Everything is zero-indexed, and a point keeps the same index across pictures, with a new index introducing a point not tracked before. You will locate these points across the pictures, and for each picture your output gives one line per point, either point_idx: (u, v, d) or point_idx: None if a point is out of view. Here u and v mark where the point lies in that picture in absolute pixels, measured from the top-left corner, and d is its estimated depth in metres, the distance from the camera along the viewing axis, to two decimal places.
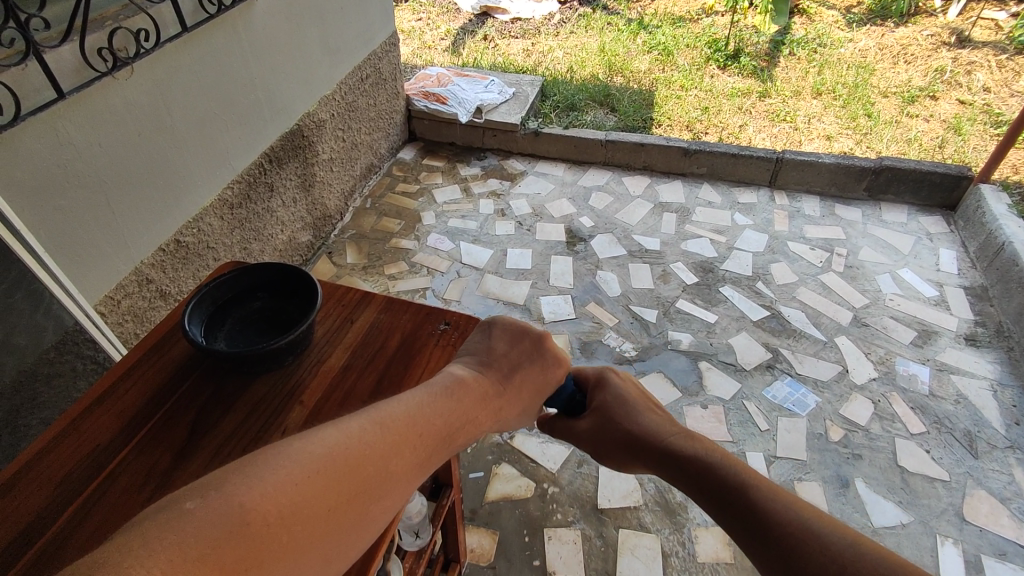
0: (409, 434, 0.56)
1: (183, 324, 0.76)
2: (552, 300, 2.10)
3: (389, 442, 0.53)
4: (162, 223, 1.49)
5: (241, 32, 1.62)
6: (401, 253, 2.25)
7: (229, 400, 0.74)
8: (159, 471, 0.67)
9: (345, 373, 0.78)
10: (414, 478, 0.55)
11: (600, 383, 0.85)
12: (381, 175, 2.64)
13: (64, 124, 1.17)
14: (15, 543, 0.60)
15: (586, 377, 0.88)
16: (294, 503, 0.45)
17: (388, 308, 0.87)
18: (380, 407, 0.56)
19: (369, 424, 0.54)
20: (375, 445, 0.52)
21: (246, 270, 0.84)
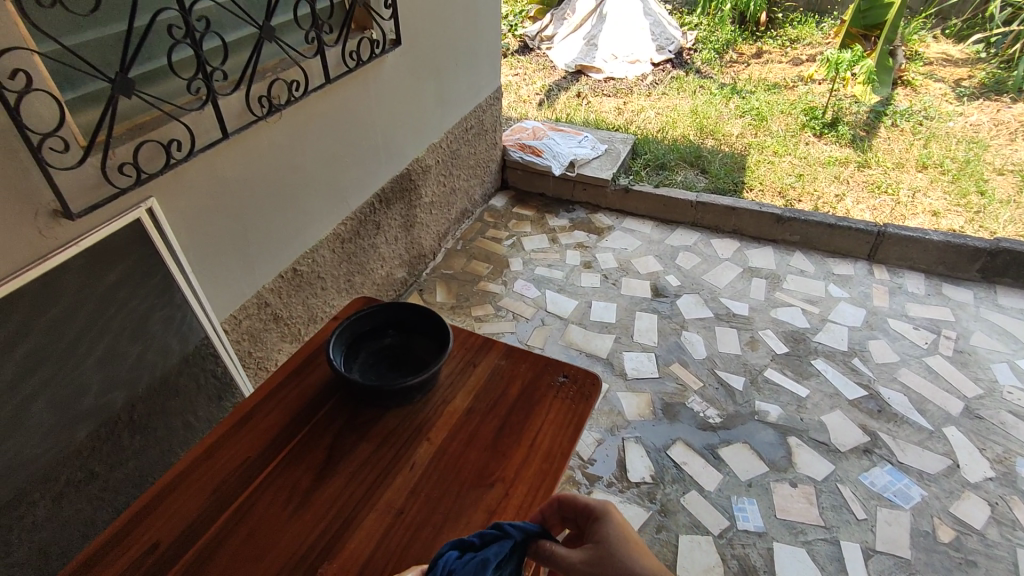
0: None
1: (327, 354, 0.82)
2: (635, 356, 2.08)
3: None
4: (284, 253, 1.61)
5: (371, 84, 1.76)
6: (488, 296, 2.32)
7: (363, 428, 0.78)
8: (301, 489, 0.71)
9: (468, 417, 0.81)
10: None
11: (596, 515, 0.61)
12: (473, 219, 2.74)
13: (222, 159, 1.31)
14: (175, 544, 0.65)
15: (578, 507, 0.63)
16: None
17: (508, 356, 0.91)
18: None
19: None
20: None
21: (383, 308, 0.90)
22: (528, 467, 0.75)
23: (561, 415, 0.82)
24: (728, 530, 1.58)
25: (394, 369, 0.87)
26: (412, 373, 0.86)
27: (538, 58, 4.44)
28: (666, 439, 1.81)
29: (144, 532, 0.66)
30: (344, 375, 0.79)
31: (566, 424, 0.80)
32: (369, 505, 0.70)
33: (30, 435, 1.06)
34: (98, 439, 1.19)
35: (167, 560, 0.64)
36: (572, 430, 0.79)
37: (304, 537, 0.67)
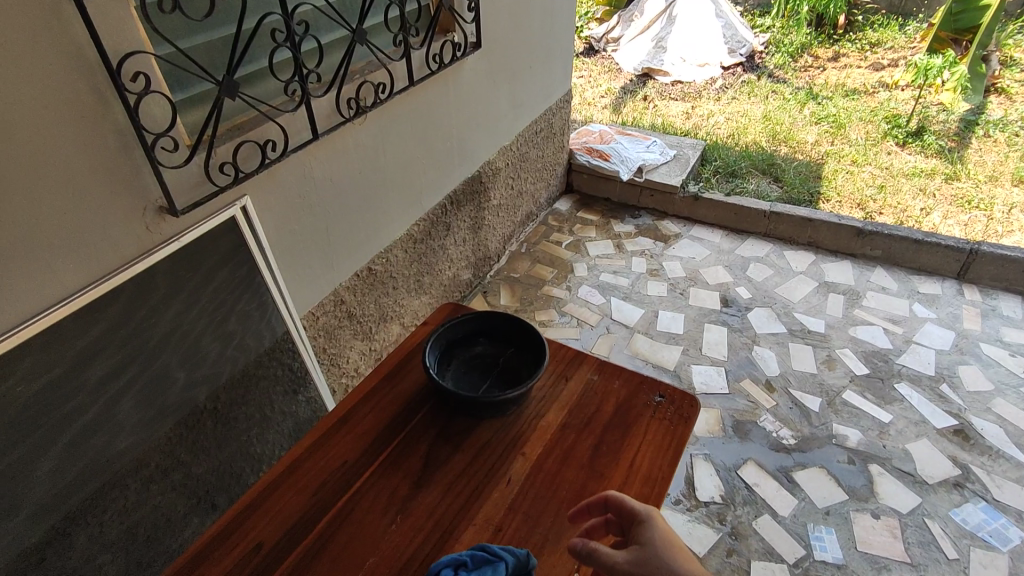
0: None
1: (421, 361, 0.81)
2: (704, 370, 2.01)
3: None
4: (361, 252, 1.63)
5: (450, 86, 1.77)
6: (552, 300, 2.29)
7: (458, 438, 0.78)
8: (399, 497, 0.71)
9: (563, 433, 0.79)
10: None
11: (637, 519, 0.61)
12: (537, 222, 2.72)
13: (311, 159, 1.34)
14: (280, 545, 0.66)
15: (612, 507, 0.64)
16: None
17: (601, 371, 0.88)
18: None
19: None
20: None
21: (475, 316, 0.90)
22: (627, 490, 0.72)
23: (659, 437, 0.79)
24: (804, 559, 1.50)
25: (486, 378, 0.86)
26: (505, 384, 0.85)
27: (603, 60, 4.38)
28: (737, 459, 1.74)
29: (247, 531, 0.67)
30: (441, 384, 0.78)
31: (664, 447, 0.77)
32: (467, 519, 0.69)
33: (126, 422, 1.11)
34: (185, 428, 1.24)
35: (272, 561, 0.65)
36: (671, 454, 0.76)
37: (404, 548, 0.66)
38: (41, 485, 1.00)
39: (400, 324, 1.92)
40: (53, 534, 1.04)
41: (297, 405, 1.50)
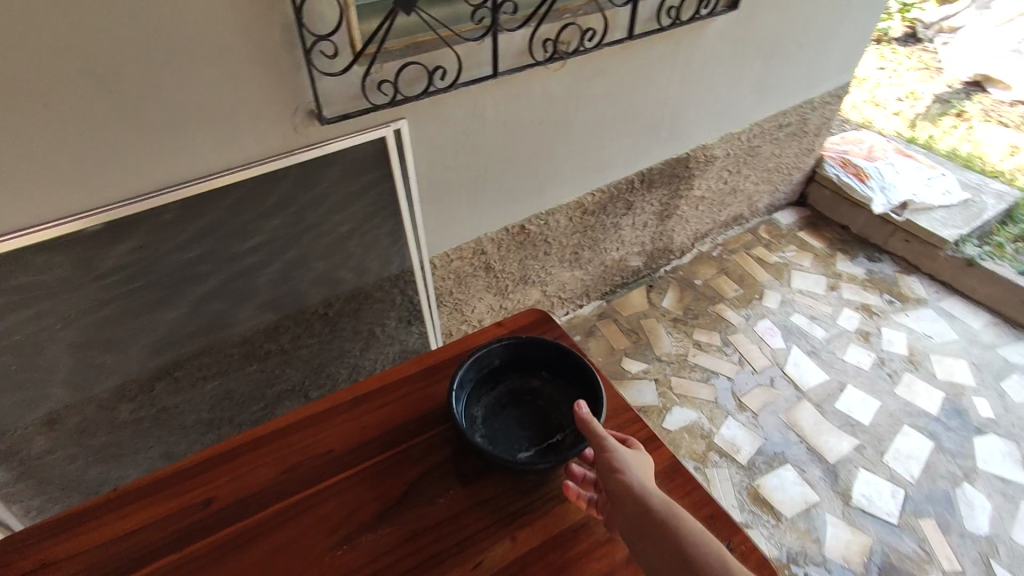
0: None
1: (454, 375, 0.71)
2: (874, 482, 1.55)
3: None
4: (518, 207, 1.51)
5: (682, 50, 1.49)
6: (722, 323, 1.96)
7: (453, 482, 0.65)
8: (357, 520, 0.61)
9: (575, 534, 0.61)
10: None
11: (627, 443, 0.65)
12: (745, 228, 2.32)
13: (485, 98, 1.23)
14: (226, 510, 0.62)
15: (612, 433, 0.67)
16: None
17: (668, 477, 0.66)
18: None
19: None
20: None
21: (545, 345, 0.76)
22: None
23: None
24: None
25: (525, 422, 0.73)
26: (539, 440, 0.72)
27: (923, 54, 3.47)
28: None
29: (210, 479, 0.64)
30: (460, 414, 0.68)
31: None
32: None
33: (241, 300, 1.18)
34: (292, 322, 1.29)
35: (210, 524, 0.61)
36: None
37: None
38: (158, 330, 1.12)
39: (542, 291, 1.80)
40: (161, 371, 1.17)
41: (408, 335, 1.49)
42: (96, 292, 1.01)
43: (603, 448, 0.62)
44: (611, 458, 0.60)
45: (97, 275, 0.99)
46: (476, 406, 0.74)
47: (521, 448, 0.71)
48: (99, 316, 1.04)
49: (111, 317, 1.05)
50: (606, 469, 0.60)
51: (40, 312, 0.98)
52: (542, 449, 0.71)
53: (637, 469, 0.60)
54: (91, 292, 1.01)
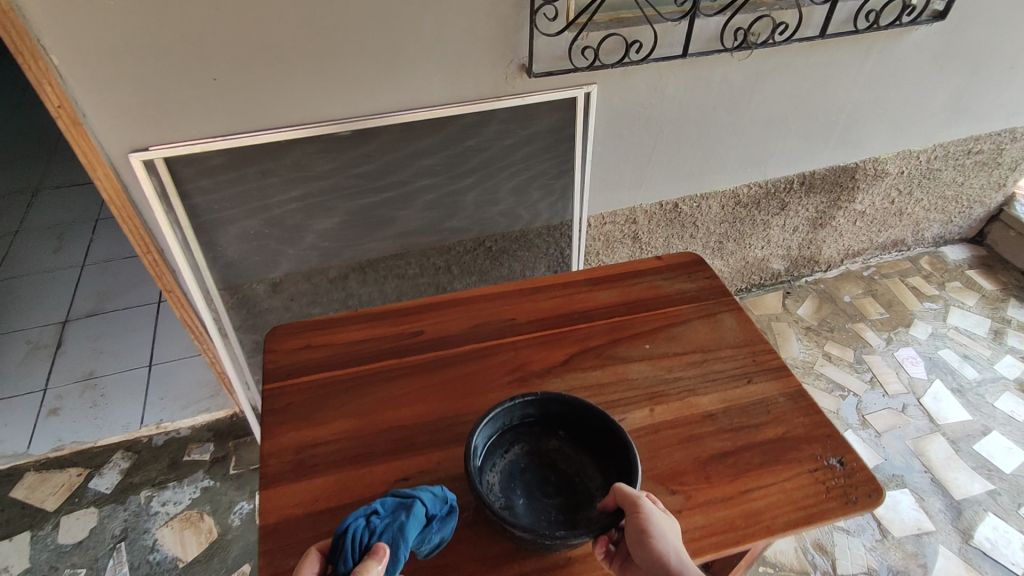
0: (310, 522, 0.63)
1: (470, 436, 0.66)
2: (1002, 529, 1.46)
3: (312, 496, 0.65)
4: (676, 186, 1.61)
5: (873, 56, 1.50)
6: (859, 342, 1.92)
7: (607, 360, 0.79)
8: (529, 369, 0.78)
9: (702, 420, 0.72)
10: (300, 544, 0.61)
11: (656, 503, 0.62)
12: (904, 256, 2.22)
13: (669, 76, 1.35)
14: (432, 340, 0.82)
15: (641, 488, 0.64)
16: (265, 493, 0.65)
17: (793, 398, 0.75)
18: (332, 485, 0.66)
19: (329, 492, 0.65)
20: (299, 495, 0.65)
21: (558, 401, 0.71)
22: (718, 507, 0.64)
23: (800, 492, 0.66)
24: None
25: (552, 485, 0.69)
26: (566, 505, 0.68)
27: None
28: None
29: (421, 319, 0.85)
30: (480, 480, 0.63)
31: (795, 504, 0.64)
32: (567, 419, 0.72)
33: (430, 218, 1.41)
34: (462, 248, 1.50)
35: (420, 346, 0.81)
36: (800, 515, 0.64)
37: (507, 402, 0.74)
38: (364, 228, 1.38)
39: None
40: (358, 265, 1.44)
41: None
42: (331, 186, 1.27)
43: (636, 507, 0.58)
44: (644, 523, 0.57)
45: (336, 172, 1.25)
46: (495, 468, 0.70)
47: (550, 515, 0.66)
48: (328, 206, 1.30)
49: (336, 209, 1.31)
50: (636, 534, 0.57)
51: (291, 194, 1.26)
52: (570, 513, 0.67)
53: (668, 536, 0.58)
54: (328, 186, 1.27)
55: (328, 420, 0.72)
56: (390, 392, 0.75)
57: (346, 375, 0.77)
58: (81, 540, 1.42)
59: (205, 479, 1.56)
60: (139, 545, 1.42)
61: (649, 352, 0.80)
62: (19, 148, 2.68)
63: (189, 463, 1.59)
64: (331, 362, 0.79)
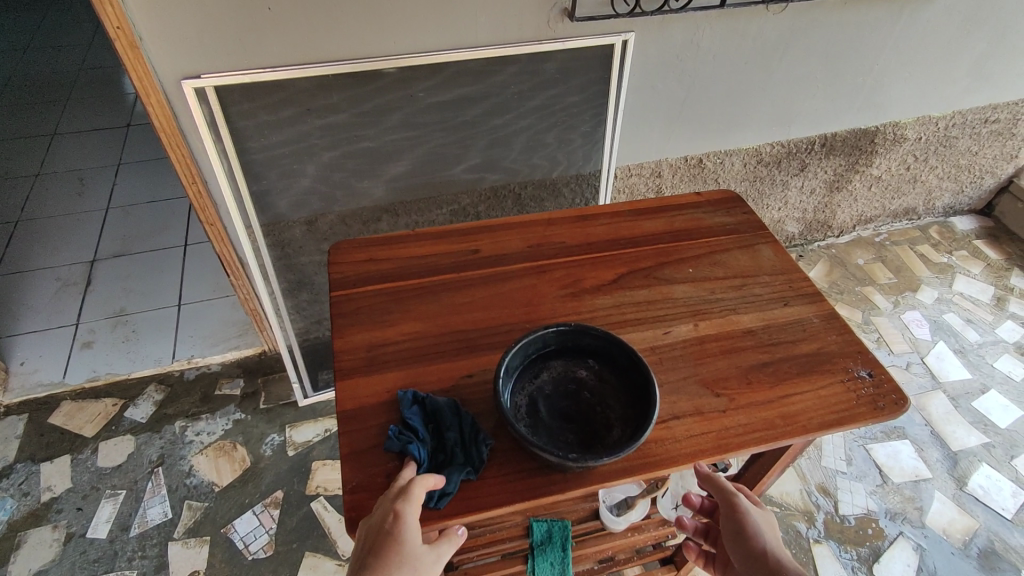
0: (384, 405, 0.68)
1: (501, 357, 0.65)
2: (995, 478, 1.54)
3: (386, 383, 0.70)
4: (701, 142, 1.65)
5: (902, 16, 1.52)
6: (867, 303, 1.97)
7: (653, 280, 0.84)
8: (581, 285, 0.83)
9: (743, 335, 0.78)
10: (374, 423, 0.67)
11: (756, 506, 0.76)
12: (914, 224, 2.26)
13: (703, 27, 1.37)
14: (488, 259, 0.86)
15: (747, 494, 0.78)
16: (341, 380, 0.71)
17: (826, 319, 0.80)
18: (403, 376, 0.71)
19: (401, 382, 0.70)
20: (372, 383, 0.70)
21: (594, 333, 0.69)
22: (760, 409, 0.69)
23: (832, 399, 0.71)
24: None
25: (575, 408, 0.67)
26: (585, 433, 0.65)
27: None
28: None
29: (476, 241, 0.89)
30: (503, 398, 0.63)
31: (829, 408, 0.70)
32: (617, 328, 0.77)
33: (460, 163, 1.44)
34: (492, 194, 1.54)
35: (477, 263, 0.86)
36: (832, 418, 0.69)
37: (562, 313, 0.79)
38: (399, 170, 1.41)
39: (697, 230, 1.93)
40: (392, 207, 1.48)
41: None
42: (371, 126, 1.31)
43: (732, 504, 0.73)
44: (742, 520, 0.72)
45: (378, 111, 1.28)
46: (524, 387, 0.68)
47: (566, 441, 0.64)
48: (364, 147, 1.34)
49: (371, 149, 1.35)
50: (733, 525, 0.72)
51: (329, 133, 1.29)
52: (588, 442, 0.64)
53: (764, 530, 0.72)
54: (366, 126, 1.30)
55: (394, 323, 0.78)
56: (450, 302, 0.81)
57: (407, 287, 0.83)
58: (120, 463, 1.48)
59: (237, 412, 1.61)
60: (176, 470, 1.48)
61: (692, 275, 0.85)
62: (36, 92, 2.68)
63: (221, 396, 1.64)
64: (393, 275, 0.85)
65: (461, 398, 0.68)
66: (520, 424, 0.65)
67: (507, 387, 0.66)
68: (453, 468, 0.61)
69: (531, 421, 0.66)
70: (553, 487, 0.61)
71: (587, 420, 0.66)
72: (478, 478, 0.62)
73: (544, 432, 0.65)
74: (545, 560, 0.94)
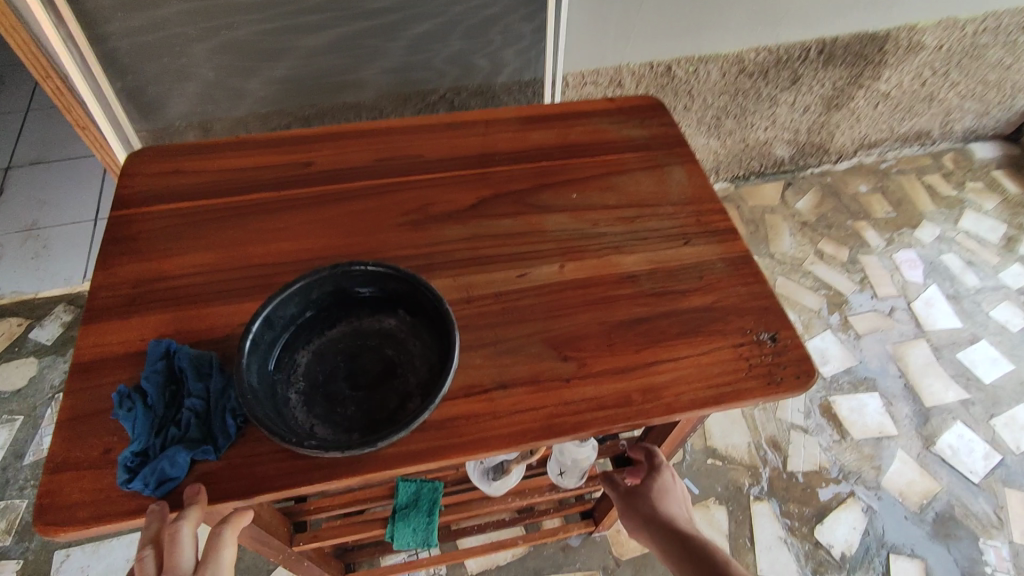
0: (131, 357, 0.53)
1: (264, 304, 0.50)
2: (968, 438, 1.39)
3: (142, 330, 0.55)
4: (669, 44, 1.39)
5: None
6: (858, 240, 1.76)
7: (523, 208, 0.66)
8: (427, 211, 0.65)
9: (621, 282, 0.61)
10: (112, 379, 0.52)
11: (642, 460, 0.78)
12: (927, 151, 1.99)
13: None
14: (320, 174, 0.68)
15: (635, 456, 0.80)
16: (88, 323, 0.56)
17: (734, 265, 0.62)
18: (167, 321, 0.56)
19: (162, 329, 0.55)
20: (125, 329, 0.55)
21: (396, 275, 0.53)
22: (615, 380, 0.54)
23: (716, 370, 0.54)
24: None
25: (368, 372, 0.52)
26: (371, 403, 0.50)
27: None
28: (904, 545, 1.25)
29: (311, 149, 0.70)
30: (253, 356, 0.48)
31: (708, 381, 0.54)
32: (459, 268, 0.61)
33: (438, 54, 1.07)
34: None
35: (304, 179, 0.67)
36: (709, 394, 0.53)
37: (392, 246, 0.62)
38: (322, 54, 1.03)
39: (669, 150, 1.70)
40: None
41: None
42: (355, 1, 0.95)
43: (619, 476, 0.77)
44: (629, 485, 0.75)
45: None
46: (307, 344, 0.53)
47: (343, 413, 0.50)
48: None
49: None
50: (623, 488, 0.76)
51: (282, 8, 0.94)
52: (372, 415, 0.50)
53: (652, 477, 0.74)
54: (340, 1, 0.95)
55: (178, 253, 0.61)
56: (254, 227, 0.63)
57: (207, 207, 0.64)
58: (19, 388, 1.39)
59: None
60: None
61: (575, 203, 0.67)
62: None
63: None
64: (195, 191, 0.66)
65: (227, 354, 0.53)
66: (288, 394, 0.50)
67: (274, 341, 0.51)
68: (183, 445, 0.47)
69: (305, 389, 0.51)
70: (315, 475, 0.47)
71: (378, 387, 0.52)
72: (220, 458, 0.48)
73: (319, 404, 0.50)
74: (406, 526, 0.81)
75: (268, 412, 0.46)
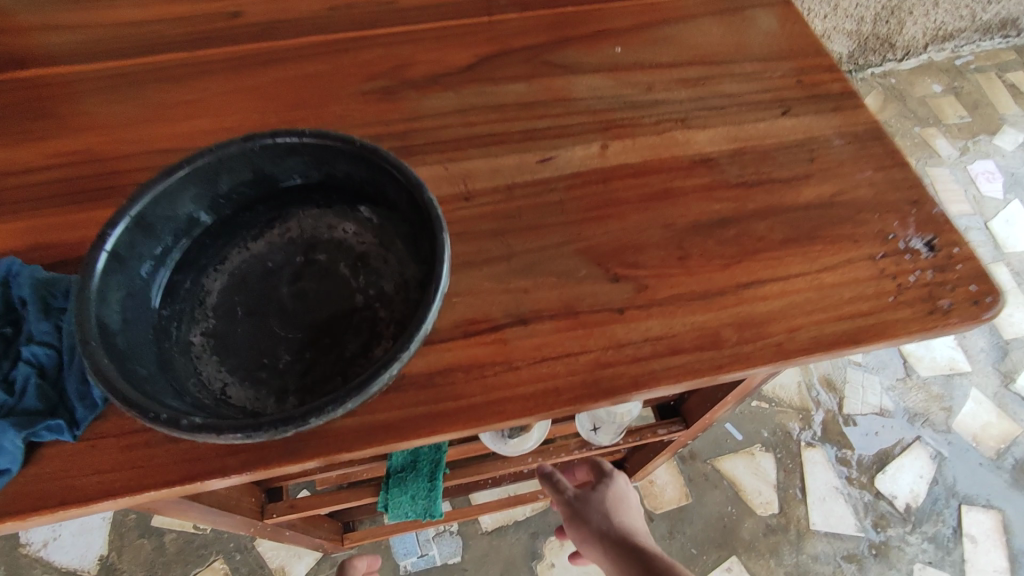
0: None
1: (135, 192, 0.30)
2: None
3: None
4: None
5: None
6: (926, 149, 1.51)
7: (543, 69, 0.46)
8: (404, 76, 0.45)
9: (691, 168, 0.41)
10: None
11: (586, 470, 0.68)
12: (1008, 44, 1.70)
13: None
14: (250, 28, 0.48)
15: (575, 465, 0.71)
16: None
17: (860, 141, 0.42)
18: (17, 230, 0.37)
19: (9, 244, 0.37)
20: None
21: (349, 148, 0.32)
22: (692, 310, 0.35)
23: (848, 293, 0.35)
24: None
25: (312, 303, 0.33)
26: (315, 353, 0.32)
27: None
28: (979, 495, 1.08)
29: None
30: (113, 277, 0.29)
31: (837, 311, 0.35)
32: (450, 152, 0.41)
33: None
34: None
35: (227, 35, 0.47)
36: (839, 331, 0.34)
37: (352, 124, 0.42)
38: None
39: None
40: None
41: None
42: None
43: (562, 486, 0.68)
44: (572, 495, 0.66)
45: None
46: (217, 262, 0.34)
47: (272, 369, 0.31)
48: None
49: None
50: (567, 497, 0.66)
51: None
52: (316, 371, 0.31)
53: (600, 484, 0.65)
54: None
55: (43, 137, 0.42)
56: (153, 100, 0.43)
57: (86, 75, 0.44)
58: None
59: None
60: None
61: (618, 60, 0.46)
62: None
63: None
64: (71, 53, 0.46)
65: None
66: (182, 340, 0.31)
67: (158, 256, 0.31)
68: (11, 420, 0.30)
69: (211, 331, 0.32)
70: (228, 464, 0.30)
71: (328, 324, 0.33)
72: (75, 440, 0.31)
73: (232, 353, 0.32)
74: (404, 493, 0.63)
75: (130, 368, 0.27)
